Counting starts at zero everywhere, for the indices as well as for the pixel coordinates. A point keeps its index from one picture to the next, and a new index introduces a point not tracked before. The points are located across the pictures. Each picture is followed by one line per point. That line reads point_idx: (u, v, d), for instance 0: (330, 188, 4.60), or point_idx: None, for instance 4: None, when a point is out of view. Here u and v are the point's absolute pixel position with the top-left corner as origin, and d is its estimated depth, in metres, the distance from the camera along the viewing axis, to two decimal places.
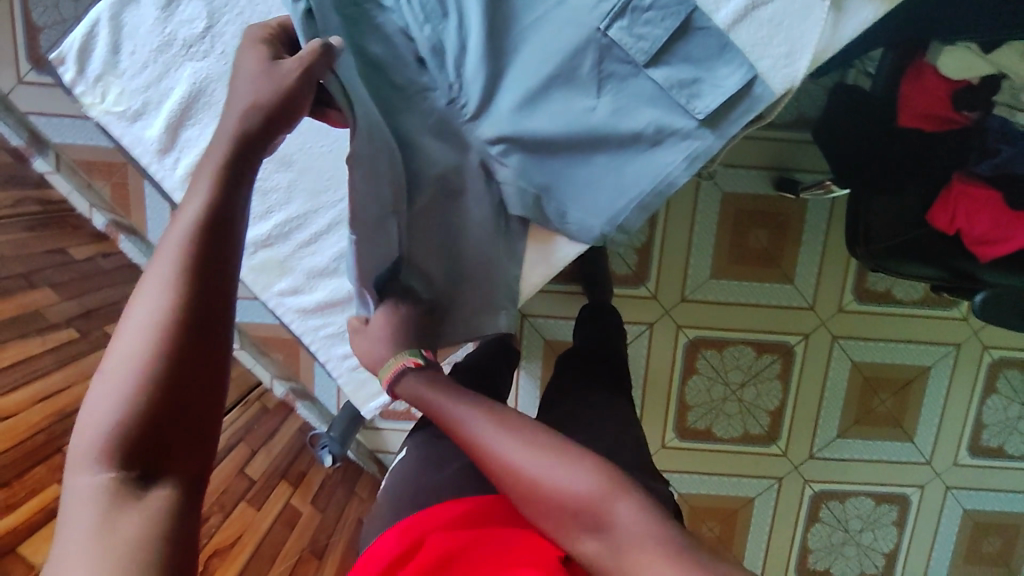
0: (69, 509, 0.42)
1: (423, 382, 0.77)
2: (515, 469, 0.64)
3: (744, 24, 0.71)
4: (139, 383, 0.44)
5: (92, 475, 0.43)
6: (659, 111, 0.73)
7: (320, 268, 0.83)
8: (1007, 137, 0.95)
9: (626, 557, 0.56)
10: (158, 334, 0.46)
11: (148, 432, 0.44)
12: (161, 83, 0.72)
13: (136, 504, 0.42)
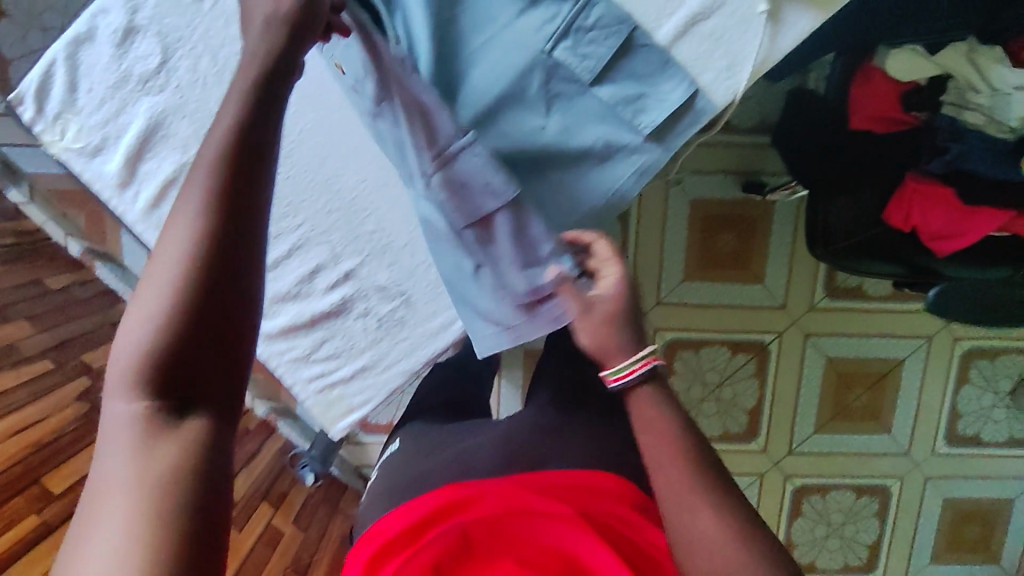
0: (109, 432, 0.44)
1: (654, 391, 0.62)
2: (701, 548, 0.51)
3: (685, 40, 0.74)
4: (166, 316, 0.44)
5: (127, 404, 0.43)
6: (607, 127, 0.78)
7: (282, 294, 1.01)
8: (957, 135, 0.99)
9: None
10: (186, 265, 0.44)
11: (175, 363, 0.44)
12: (118, 117, 0.78)
13: (169, 434, 0.43)
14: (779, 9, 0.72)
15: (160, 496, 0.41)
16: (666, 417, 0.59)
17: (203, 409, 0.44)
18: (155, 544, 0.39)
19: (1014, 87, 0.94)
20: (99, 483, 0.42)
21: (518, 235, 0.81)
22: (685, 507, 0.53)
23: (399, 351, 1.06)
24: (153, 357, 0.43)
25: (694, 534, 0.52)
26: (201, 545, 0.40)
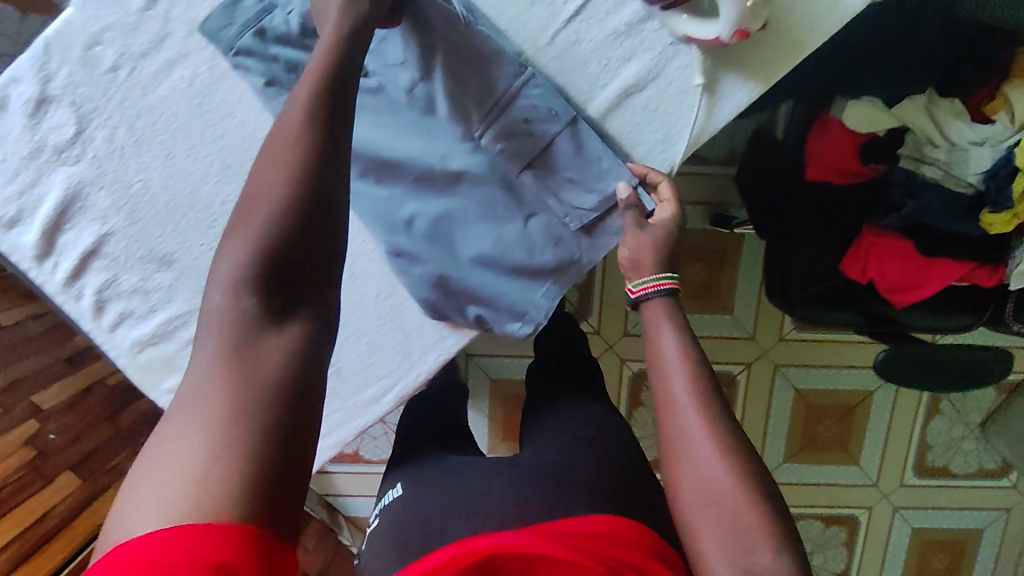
0: (214, 331, 0.47)
1: (672, 319, 0.66)
2: (699, 469, 0.55)
3: (618, 112, 0.72)
4: (273, 230, 0.48)
5: (232, 308, 0.47)
6: (580, 171, 0.73)
7: None
8: (911, 191, 0.96)
9: None
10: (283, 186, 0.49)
11: (273, 275, 0.48)
12: (34, 189, 0.71)
13: (273, 337, 0.47)
14: (716, 80, 0.70)
15: (270, 390, 0.45)
16: (671, 340, 0.64)
17: (294, 319, 0.48)
18: (250, 435, 0.43)
19: (972, 142, 0.93)
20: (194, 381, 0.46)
21: (576, 157, 0.72)
22: (685, 431, 0.58)
23: (331, 426, 0.81)
24: (251, 270, 0.47)
25: (694, 458, 0.56)
26: (291, 440, 0.44)
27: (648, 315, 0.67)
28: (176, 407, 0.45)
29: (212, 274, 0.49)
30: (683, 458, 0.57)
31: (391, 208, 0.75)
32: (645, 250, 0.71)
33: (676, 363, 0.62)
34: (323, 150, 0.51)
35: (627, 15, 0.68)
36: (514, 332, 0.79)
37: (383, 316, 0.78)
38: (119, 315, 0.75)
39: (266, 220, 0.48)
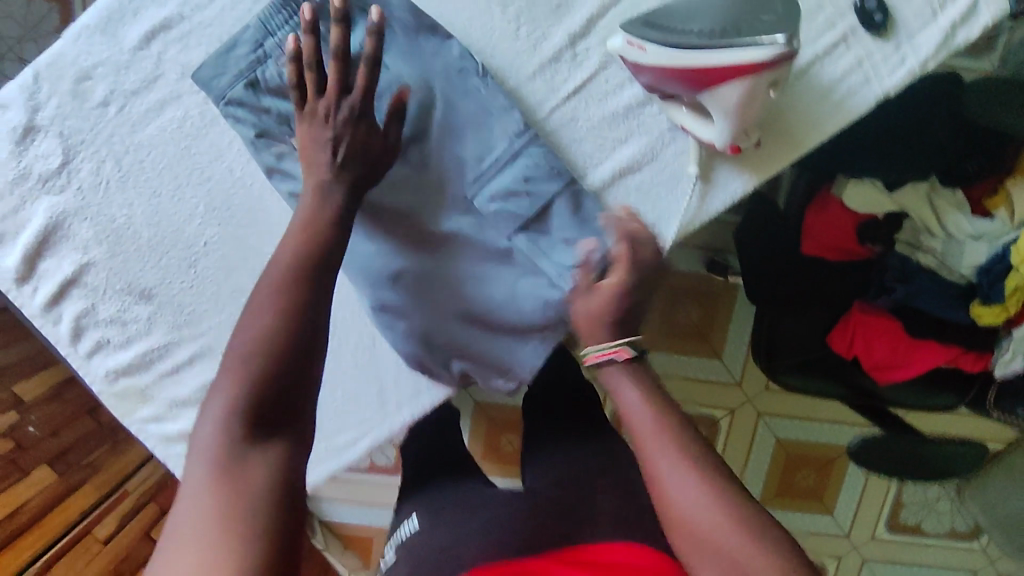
0: (200, 458, 0.49)
1: (630, 375, 0.59)
2: (708, 545, 0.50)
3: (613, 189, 0.71)
4: (258, 359, 0.51)
5: (218, 432, 0.49)
6: (582, 232, 0.69)
7: (182, 398, 0.77)
8: (902, 275, 0.96)
9: None
10: (268, 333, 0.53)
11: (262, 411, 0.50)
12: (17, 214, 0.72)
13: (256, 454, 0.49)
14: (711, 168, 0.70)
15: (257, 505, 0.46)
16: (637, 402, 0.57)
17: (283, 441, 0.50)
18: (245, 552, 0.44)
19: (969, 237, 0.93)
20: (178, 522, 0.46)
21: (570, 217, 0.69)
22: (683, 507, 0.52)
23: None
24: (240, 396, 0.50)
25: (699, 533, 0.51)
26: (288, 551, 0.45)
27: (608, 380, 0.60)
28: (166, 537, 0.46)
29: (201, 408, 0.51)
30: (689, 536, 0.51)
31: (377, 261, 0.71)
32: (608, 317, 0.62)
33: (653, 425, 0.56)
34: (311, 292, 0.56)
35: (626, 98, 0.69)
36: (495, 386, 0.78)
37: (360, 366, 0.77)
38: (96, 343, 0.76)
39: (255, 361, 0.51)
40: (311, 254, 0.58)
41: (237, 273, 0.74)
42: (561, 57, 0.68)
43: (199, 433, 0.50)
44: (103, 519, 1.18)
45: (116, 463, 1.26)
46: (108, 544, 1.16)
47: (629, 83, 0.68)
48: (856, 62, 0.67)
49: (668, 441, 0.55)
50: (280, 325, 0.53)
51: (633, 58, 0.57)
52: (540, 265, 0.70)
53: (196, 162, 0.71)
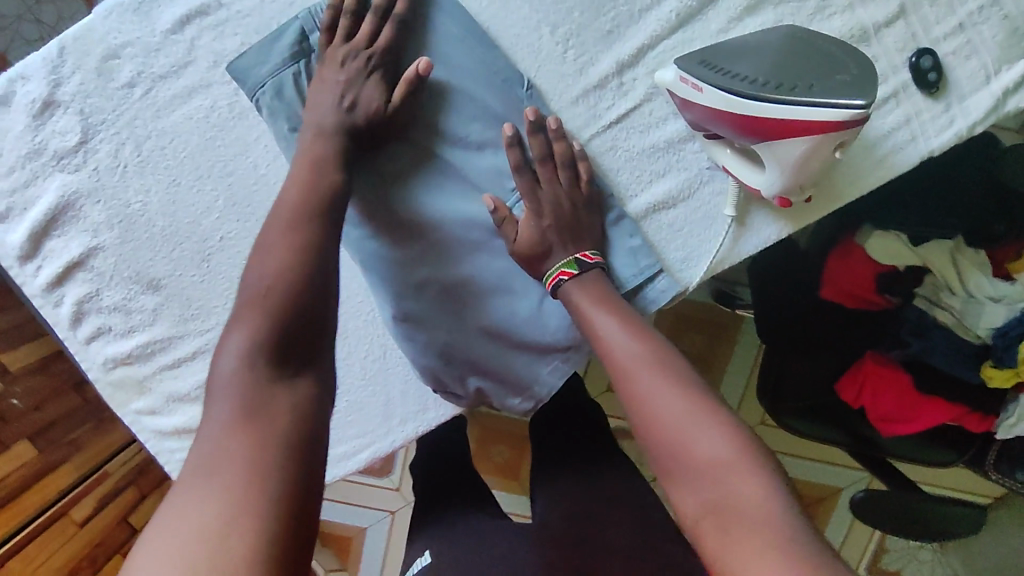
0: (221, 392, 0.51)
1: (596, 290, 0.63)
2: (667, 426, 0.53)
3: (647, 219, 0.69)
4: (278, 302, 0.54)
5: (241, 368, 0.51)
6: (615, 252, 0.68)
7: (182, 393, 0.75)
8: (919, 330, 0.94)
9: (731, 534, 0.47)
10: (283, 270, 0.56)
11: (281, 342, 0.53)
12: (28, 189, 0.69)
13: (281, 390, 0.51)
14: (746, 212, 0.69)
15: (286, 434, 0.49)
16: (595, 308, 0.62)
17: (305, 380, 0.53)
18: (278, 478, 0.46)
19: (988, 298, 0.91)
20: (204, 449, 0.48)
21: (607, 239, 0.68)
22: (643, 395, 0.56)
23: None
24: (262, 337, 0.53)
25: (658, 417, 0.54)
26: (317, 480, 0.48)
27: (566, 294, 0.64)
28: (189, 468, 0.47)
29: (221, 349, 0.53)
30: (648, 422, 0.55)
31: (402, 272, 0.69)
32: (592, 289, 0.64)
33: (612, 330, 0.60)
34: (325, 240, 0.58)
35: (668, 132, 0.67)
36: (512, 406, 0.75)
37: (368, 377, 0.75)
38: (96, 329, 0.73)
39: (271, 297, 0.54)
40: (322, 193, 0.60)
41: None
42: (606, 84, 0.66)
43: (219, 369, 0.52)
44: (80, 500, 1.13)
45: (99, 443, 1.22)
46: (83, 528, 1.12)
47: (673, 117, 0.67)
48: (905, 118, 0.66)
49: (630, 342, 0.59)
50: (292, 263, 0.56)
51: (686, 94, 0.56)
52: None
53: (219, 154, 0.68)
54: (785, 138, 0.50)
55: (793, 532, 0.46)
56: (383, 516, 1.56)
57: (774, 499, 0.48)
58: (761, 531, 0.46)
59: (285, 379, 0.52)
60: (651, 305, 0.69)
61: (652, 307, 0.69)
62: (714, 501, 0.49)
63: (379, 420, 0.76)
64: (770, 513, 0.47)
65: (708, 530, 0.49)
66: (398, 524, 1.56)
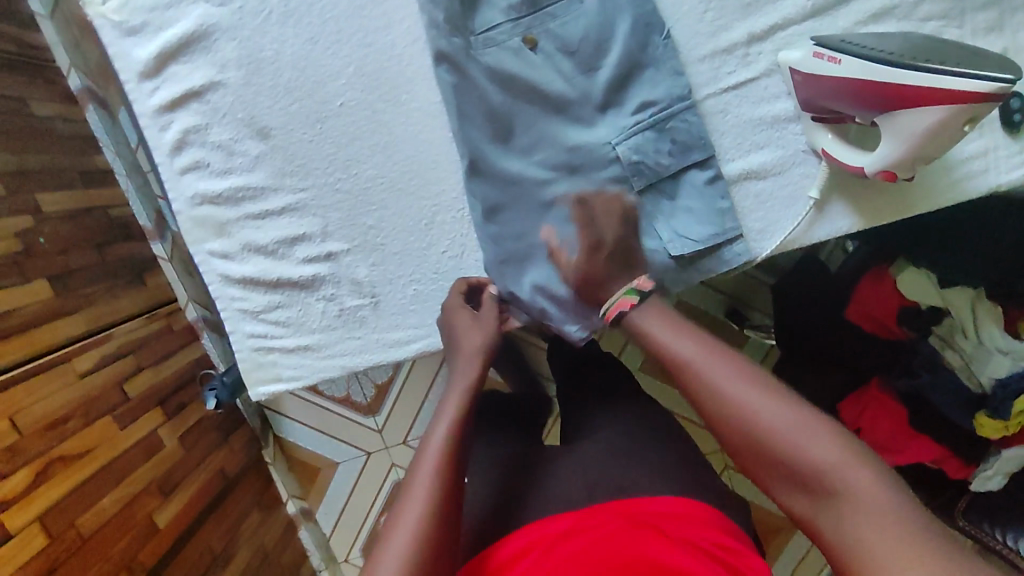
0: None
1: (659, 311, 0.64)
2: (765, 439, 0.54)
3: (737, 186, 0.74)
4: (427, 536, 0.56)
5: None
6: (701, 208, 0.73)
7: (259, 244, 0.76)
8: (932, 365, 1.02)
9: (852, 531, 0.48)
10: (431, 506, 0.58)
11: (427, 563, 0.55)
12: (167, 10, 0.71)
13: None
14: (826, 200, 0.75)
15: None
16: (665, 323, 0.63)
17: None
18: None
19: (997, 349, 0.99)
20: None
21: (701, 191, 0.72)
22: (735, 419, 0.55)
23: (346, 351, 0.80)
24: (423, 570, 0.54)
25: (757, 439, 0.54)
26: None
27: (643, 321, 0.64)
28: None
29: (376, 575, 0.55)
30: (755, 446, 0.54)
31: (508, 180, 0.72)
32: (649, 313, 0.64)
33: (696, 355, 0.59)
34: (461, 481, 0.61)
35: (777, 109, 0.72)
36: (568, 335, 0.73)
37: (440, 274, 0.78)
38: (193, 162, 0.74)
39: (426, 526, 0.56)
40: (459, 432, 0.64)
41: (358, 142, 0.74)
42: (733, 51, 0.71)
43: None
44: (83, 353, 1.11)
45: (112, 306, 1.22)
46: (82, 380, 1.09)
47: (785, 96, 0.72)
48: (983, 149, 0.73)
49: (706, 360, 0.59)
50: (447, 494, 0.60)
51: (826, 68, 0.62)
52: (656, 225, 0.73)
53: (361, 24, 0.71)
54: (921, 106, 0.55)
55: (909, 515, 0.47)
56: (358, 455, 1.57)
57: (892, 491, 0.49)
58: (896, 528, 0.46)
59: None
60: (721, 266, 0.75)
61: (726, 265, 0.75)
62: (835, 509, 0.50)
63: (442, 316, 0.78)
64: (889, 504, 0.48)
65: (833, 539, 0.49)
66: (371, 466, 1.57)
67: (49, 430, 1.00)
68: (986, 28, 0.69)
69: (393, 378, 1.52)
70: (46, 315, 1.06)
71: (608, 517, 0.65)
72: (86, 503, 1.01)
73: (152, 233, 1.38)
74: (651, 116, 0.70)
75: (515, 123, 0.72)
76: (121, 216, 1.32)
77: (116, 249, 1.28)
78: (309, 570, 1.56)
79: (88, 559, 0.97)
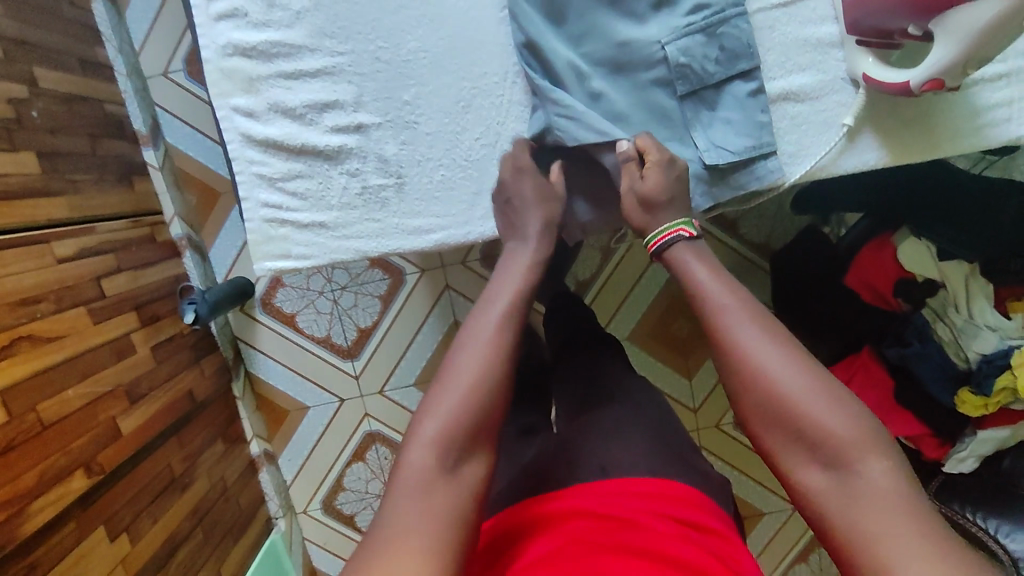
0: (406, 485, 0.49)
1: (708, 267, 0.62)
2: (787, 395, 0.51)
3: (775, 106, 0.75)
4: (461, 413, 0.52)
5: (427, 461, 0.50)
6: (740, 120, 0.73)
7: (286, 107, 0.74)
8: (922, 335, 1.04)
9: (857, 511, 0.46)
10: (482, 381, 0.54)
11: (473, 439, 0.53)
12: None
13: (449, 483, 0.50)
14: (858, 131, 0.75)
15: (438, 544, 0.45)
16: (709, 276, 0.61)
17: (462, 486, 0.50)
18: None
19: (987, 326, 0.99)
20: (398, 525, 0.46)
21: (743, 102, 0.73)
22: (759, 367, 0.53)
23: (362, 233, 0.76)
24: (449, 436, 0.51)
25: (777, 392, 0.52)
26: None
27: (686, 271, 0.62)
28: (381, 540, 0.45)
29: (413, 434, 0.52)
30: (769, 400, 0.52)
31: (553, 66, 0.72)
32: (703, 249, 0.64)
33: (734, 305, 0.57)
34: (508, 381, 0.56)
35: (822, 32, 0.74)
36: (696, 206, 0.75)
37: (470, 161, 0.76)
38: (231, 9, 0.72)
39: (476, 399, 0.53)
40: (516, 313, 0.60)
41: (406, 11, 0.73)
42: None
43: (409, 463, 0.51)
44: (64, 238, 1.03)
45: (98, 200, 1.15)
46: (59, 265, 1.01)
47: (830, 21, 0.74)
48: (1010, 98, 0.75)
49: (743, 308, 0.57)
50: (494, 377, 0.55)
51: None
52: (693, 133, 0.73)
53: None
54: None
55: (922, 513, 0.45)
56: (330, 403, 1.51)
57: (906, 488, 0.46)
58: (902, 520, 0.44)
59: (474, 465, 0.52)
60: (753, 182, 0.74)
61: (759, 183, 0.74)
62: (846, 487, 0.48)
63: (466, 206, 0.76)
64: (902, 497, 0.46)
65: (834, 513, 0.47)
66: (343, 414, 1.51)
67: (21, 306, 0.92)
68: None
69: (378, 323, 1.47)
70: (30, 190, 0.99)
71: (618, 497, 0.59)
72: (48, 390, 0.93)
73: (145, 139, 1.33)
74: (702, 19, 0.71)
75: (564, 12, 0.72)
76: (116, 114, 1.26)
77: (106, 144, 1.22)
78: (265, 515, 1.49)
79: (45, 447, 0.90)
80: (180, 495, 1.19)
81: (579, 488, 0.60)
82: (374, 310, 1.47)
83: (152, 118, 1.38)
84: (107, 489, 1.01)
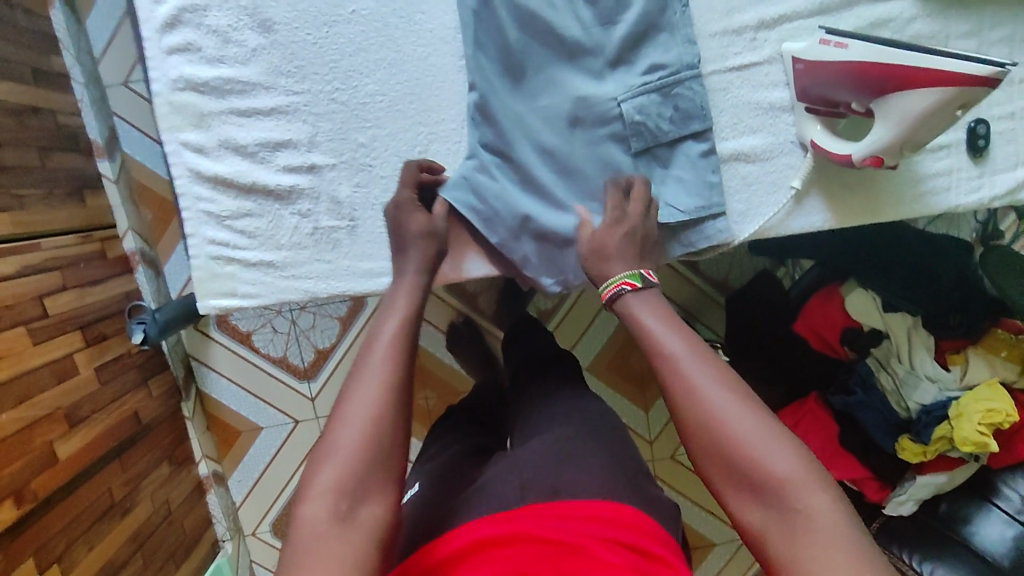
0: (304, 543, 0.46)
1: (655, 305, 0.59)
2: (726, 434, 0.49)
3: (728, 165, 0.76)
4: (356, 448, 0.50)
5: (321, 510, 0.47)
6: (692, 179, 0.74)
7: (238, 144, 0.73)
8: (865, 384, 1.07)
9: (802, 552, 0.45)
10: (374, 407, 0.52)
11: (369, 476, 0.49)
12: None
13: (349, 525, 0.47)
14: (806, 194, 0.77)
15: None
16: (653, 313, 0.58)
17: (361, 529, 0.48)
18: None
19: (926, 376, 1.04)
20: None
21: (695, 162, 0.74)
22: (699, 406, 0.51)
23: (313, 273, 0.75)
24: (344, 482, 0.48)
25: (716, 430, 0.50)
26: None
27: (630, 307, 0.59)
28: None
29: (305, 484, 0.49)
30: (709, 442, 0.50)
31: (514, 121, 0.73)
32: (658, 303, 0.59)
33: (678, 344, 0.54)
34: (404, 394, 0.54)
35: (773, 96, 0.75)
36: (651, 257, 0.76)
37: None
38: (183, 43, 0.70)
39: (370, 437, 0.51)
40: (408, 330, 0.58)
41: (363, 54, 0.73)
42: (742, 33, 0.74)
43: (303, 516, 0.47)
44: (6, 257, 0.99)
45: (46, 216, 1.12)
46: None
47: (782, 86, 0.75)
48: (948, 168, 0.77)
49: (683, 344, 0.54)
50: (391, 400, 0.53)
51: (831, 52, 0.66)
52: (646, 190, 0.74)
53: None
54: (921, 88, 0.60)
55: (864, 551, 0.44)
56: (284, 424, 1.48)
57: (847, 522, 0.45)
58: (844, 561, 0.43)
59: (370, 505, 0.49)
60: (701, 243, 0.75)
61: (710, 241, 0.75)
62: (788, 526, 0.46)
63: None
64: (843, 535, 0.45)
65: (779, 551, 0.46)
66: (299, 435, 1.48)
67: None
68: (965, 33, 0.74)
69: (336, 345, 1.45)
70: None
71: (559, 520, 0.57)
72: None
73: (100, 150, 1.30)
74: (659, 80, 0.72)
75: (523, 64, 0.73)
76: (70, 125, 1.23)
77: (59, 157, 1.18)
78: (211, 538, 1.45)
79: None
80: (120, 520, 1.15)
81: (495, 516, 0.59)
82: (333, 332, 1.45)
83: (110, 128, 1.35)
84: (37, 517, 0.97)
